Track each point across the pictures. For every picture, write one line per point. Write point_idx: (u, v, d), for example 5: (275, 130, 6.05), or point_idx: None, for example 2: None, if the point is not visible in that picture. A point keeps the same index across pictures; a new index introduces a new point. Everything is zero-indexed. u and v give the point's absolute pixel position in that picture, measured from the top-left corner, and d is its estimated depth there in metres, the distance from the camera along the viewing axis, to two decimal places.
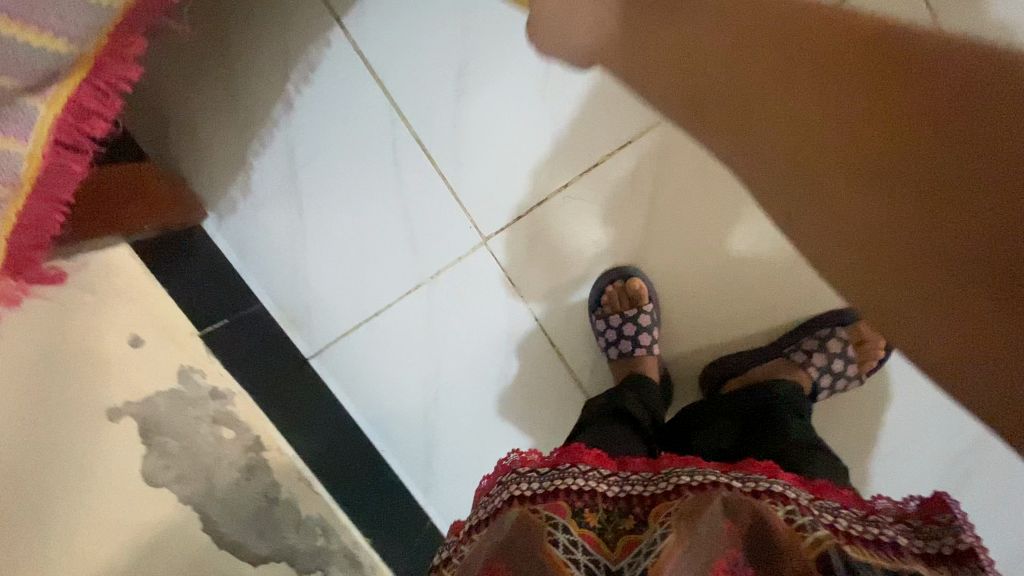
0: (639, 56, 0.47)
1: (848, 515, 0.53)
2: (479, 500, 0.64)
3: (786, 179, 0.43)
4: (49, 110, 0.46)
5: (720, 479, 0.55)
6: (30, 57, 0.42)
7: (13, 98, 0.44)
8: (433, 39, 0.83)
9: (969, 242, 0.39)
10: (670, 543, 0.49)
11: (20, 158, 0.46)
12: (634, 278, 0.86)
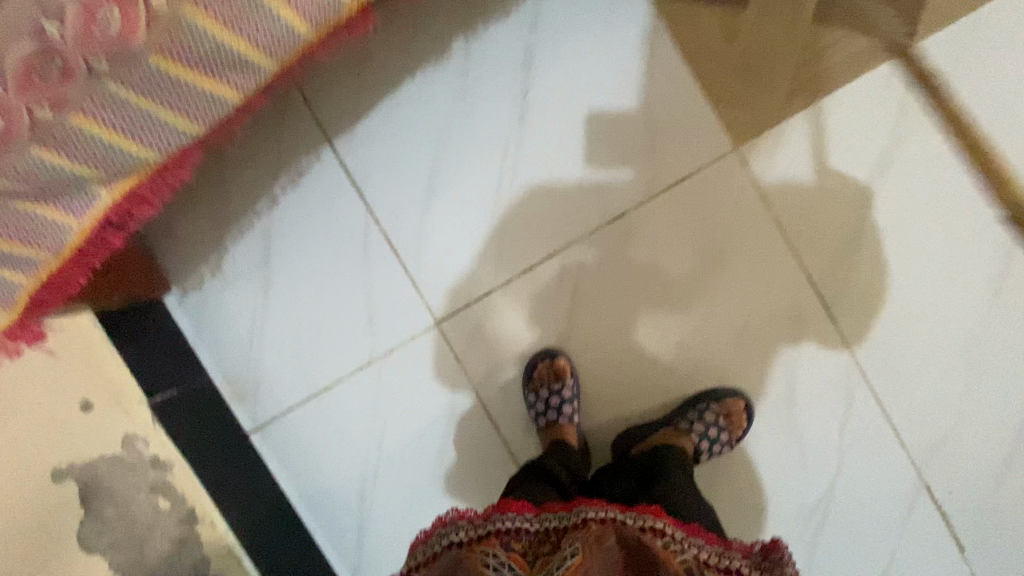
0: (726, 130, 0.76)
1: (709, 551, 0.66)
2: (417, 548, 0.70)
3: None
4: (108, 196, 0.56)
5: (619, 516, 0.66)
6: (120, 158, 0.52)
7: (86, 186, 0.53)
8: (405, 150, 0.94)
9: None
10: (576, 562, 0.58)
11: (71, 230, 0.55)
12: (558, 356, 0.93)
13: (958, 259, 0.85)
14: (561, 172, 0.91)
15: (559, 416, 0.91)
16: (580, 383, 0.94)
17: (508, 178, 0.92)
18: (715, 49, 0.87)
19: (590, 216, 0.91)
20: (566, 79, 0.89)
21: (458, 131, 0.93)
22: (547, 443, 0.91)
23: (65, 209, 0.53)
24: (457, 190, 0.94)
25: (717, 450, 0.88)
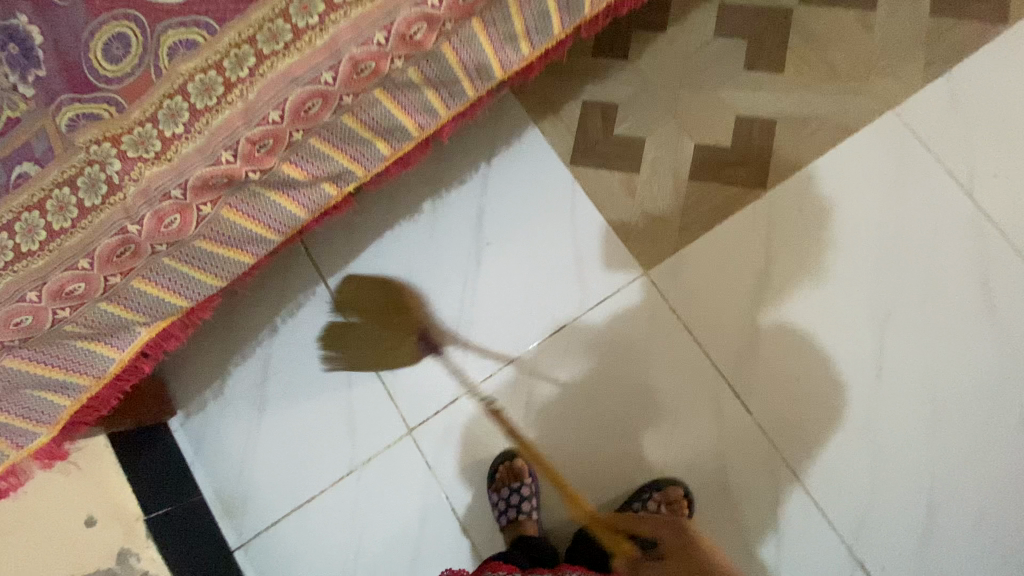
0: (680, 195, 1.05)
1: None
2: None
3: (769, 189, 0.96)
4: (147, 332, 0.72)
5: None
6: (160, 305, 0.70)
7: (131, 326, 0.70)
8: (383, 286, 1.15)
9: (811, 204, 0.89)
10: None
11: (114, 359, 0.71)
12: (514, 459, 1.04)
13: (847, 354, 0.99)
14: (512, 295, 1.10)
15: (519, 512, 1.00)
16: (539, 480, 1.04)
17: (466, 304, 1.11)
18: (619, 199, 1.09)
19: (536, 331, 1.08)
20: (512, 224, 1.12)
21: (424, 270, 1.14)
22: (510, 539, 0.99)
23: (112, 343, 0.70)
24: (428, 313, 1.12)
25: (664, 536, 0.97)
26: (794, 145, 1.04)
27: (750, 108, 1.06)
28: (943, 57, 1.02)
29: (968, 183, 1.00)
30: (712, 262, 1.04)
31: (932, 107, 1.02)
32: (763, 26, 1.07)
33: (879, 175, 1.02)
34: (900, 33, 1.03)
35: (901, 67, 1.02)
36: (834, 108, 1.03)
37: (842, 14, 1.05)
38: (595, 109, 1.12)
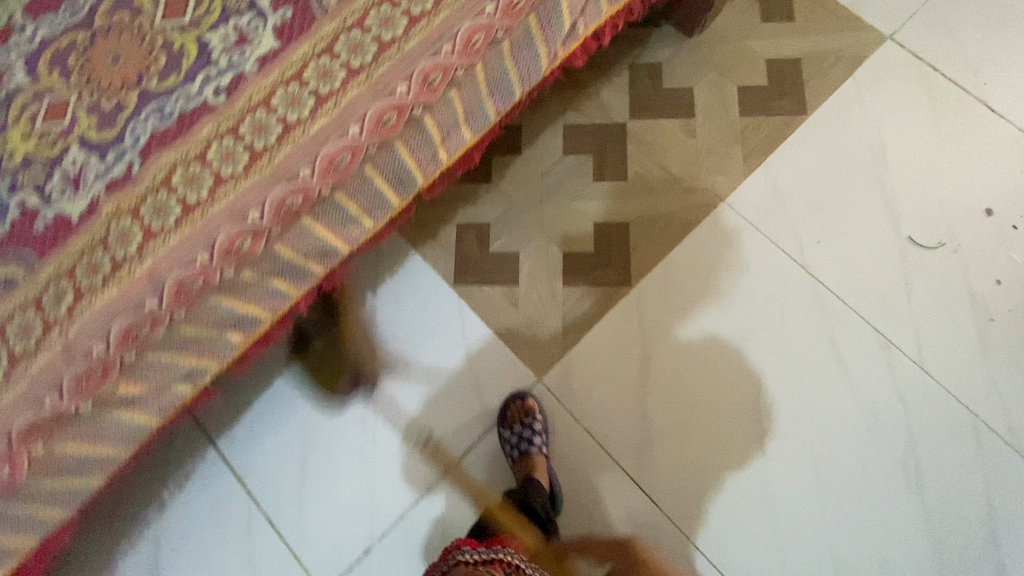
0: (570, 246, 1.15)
1: None
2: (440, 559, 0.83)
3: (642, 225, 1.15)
4: None
5: None
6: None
7: None
8: (279, 437, 1.11)
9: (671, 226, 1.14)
10: None
11: None
12: (527, 397, 1.06)
13: (738, 426, 1.05)
14: (413, 427, 1.09)
15: (530, 446, 1.01)
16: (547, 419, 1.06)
17: (367, 442, 1.09)
18: (504, 313, 1.14)
19: (442, 458, 1.07)
20: (403, 353, 1.13)
21: (320, 412, 1.12)
22: (519, 475, 1.01)
23: None
24: (330, 460, 1.09)
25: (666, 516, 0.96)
26: (651, 243, 1.14)
27: (606, 214, 1.16)
28: (760, 148, 1.16)
29: (803, 255, 1.11)
30: (601, 361, 1.09)
31: (759, 192, 1.14)
32: (604, 142, 1.20)
33: (728, 256, 1.12)
34: (720, 133, 1.18)
35: (726, 161, 1.17)
36: (677, 206, 1.15)
37: (669, 123, 1.20)
38: (469, 231, 1.18)
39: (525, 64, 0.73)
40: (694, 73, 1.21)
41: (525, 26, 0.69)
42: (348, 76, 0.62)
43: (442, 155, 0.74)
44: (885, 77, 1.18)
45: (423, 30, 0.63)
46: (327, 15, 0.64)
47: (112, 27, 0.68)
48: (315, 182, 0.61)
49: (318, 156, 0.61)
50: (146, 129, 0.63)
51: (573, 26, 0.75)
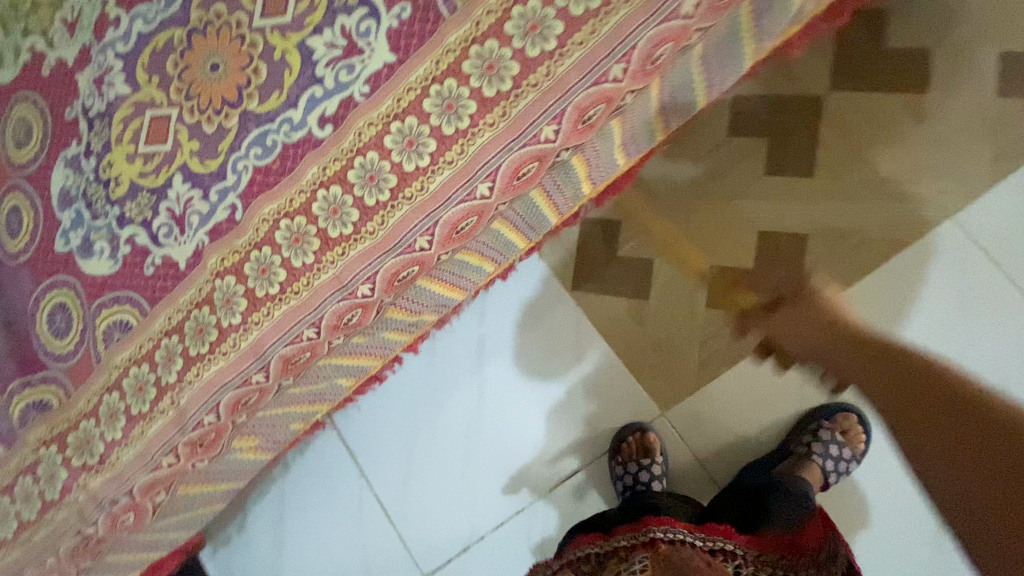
0: (725, 254, 0.94)
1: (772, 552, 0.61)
2: None
3: (825, 235, 0.89)
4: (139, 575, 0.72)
5: (685, 538, 0.64)
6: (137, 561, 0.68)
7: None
8: (387, 423, 1.10)
9: (866, 240, 0.88)
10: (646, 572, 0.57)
11: None
12: (647, 431, 0.94)
13: (904, 500, 0.85)
14: (516, 440, 1.03)
15: None
16: (666, 459, 0.94)
17: (472, 443, 1.05)
18: (628, 329, 0.99)
19: (545, 474, 1.01)
20: (513, 359, 1.03)
21: (427, 405, 1.08)
22: None
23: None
24: (432, 456, 1.08)
25: (844, 470, 0.85)
26: (831, 266, 0.89)
27: (773, 222, 0.92)
28: (1013, 148, 0.84)
29: None
30: (740, 397, 0.93)
31: (1002, 211, 0.84)
32: (786, 123, 0.92)
33: (934, 292, 0.85)
34: (956, 122, 0.87)
35: (964, 161, 0.86)
36: (875, 220, 0.88)
37: (884, 101, 0.89)
38: (596, 228, 1.01)
39: (718, 70, 0.52)
40: (931, 32, 0.89)
41: (732, 20, 0.48)
42: (479, 111, 0.47)
43: (584, 189, 0.60)
44: None
45: (586, 41, 0.45)
46: (455, 15, 0.47)
47: (209, 24, 0.58)
48: (433, 251, 0.52)
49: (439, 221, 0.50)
50: (247, 164, 0.54)
51: (800, 8, 0.51)
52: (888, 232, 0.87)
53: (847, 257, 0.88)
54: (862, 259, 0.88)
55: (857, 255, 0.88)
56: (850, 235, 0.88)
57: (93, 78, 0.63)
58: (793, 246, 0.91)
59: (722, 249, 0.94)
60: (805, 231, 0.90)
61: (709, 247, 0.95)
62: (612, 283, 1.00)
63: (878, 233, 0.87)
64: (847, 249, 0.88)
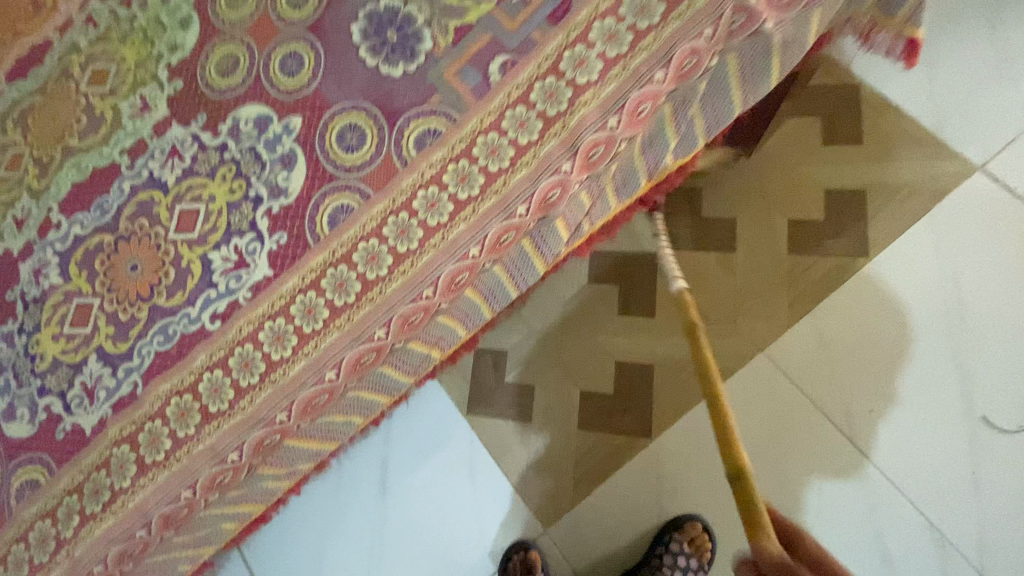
0: (591, 381, 1.10)
1: None
2: None
3: (668, 365, 1.08)
4: None
5: None
6: None
7: None
8: (294, 547, 1.13)
9: (699, 368, 1.06)
10: None
11: None
12: (530, 549, 1.02)
13: None
14: (416, 560, 1.08)
15: None
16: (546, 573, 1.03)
17: (372, 565, 1.09)
18: (514, 450, 1.10)
19: None
20: (413, 480, 1.11)
21: (333, 527, 1.12)
22: None
23: None
24: None
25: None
26: (674, 392, 1.06)
27: (628, 353, 1.10)
28: (808, 294, 1.04)
29: (848, 425, 0.98)
30: (610, 511, 1.04)
31: (803, 346, 1.02)
32: (632, 273, 1.13)
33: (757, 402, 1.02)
34: (763, 273, 1.07)
35: (769, 304, 1.05)
36: None
37: (707, 256, 1.10)
38: (487, 358, 1.16)
39: (518, 270, 0.70)
40: (738, 202, 1.11)
41: (518, 248, 0.67)
42: (331, 315, 0.63)
43: (434, 354, 0.73)
44: (973, 218, 1.01)
45: (408, 269, 0.63)
46: (318, 245, 0.65)
47: (134, 233, 0.73)
48: (291, 422, 0.67)
49: (296, 400, 0.65)
50: (150, 350, 0.67)
51: (575, 232, 0.71)
52: (715, 362, 1.06)
53: (684, 382, 1.06)
54: (696, 384, 1.06)
55: (692, 381, 1.06)
56: (687, 365, 1.07)
57: (32, 268, 0.76)
58: (643, 374, 1.08)
59: (588, 376, 1.11)
60: (651, 361, 1.09)
61: (578, 375, 1.11)
62: (501, 409, 1.13)
63: (708, 362, 1.06)
64: (684, 376, 1.07)
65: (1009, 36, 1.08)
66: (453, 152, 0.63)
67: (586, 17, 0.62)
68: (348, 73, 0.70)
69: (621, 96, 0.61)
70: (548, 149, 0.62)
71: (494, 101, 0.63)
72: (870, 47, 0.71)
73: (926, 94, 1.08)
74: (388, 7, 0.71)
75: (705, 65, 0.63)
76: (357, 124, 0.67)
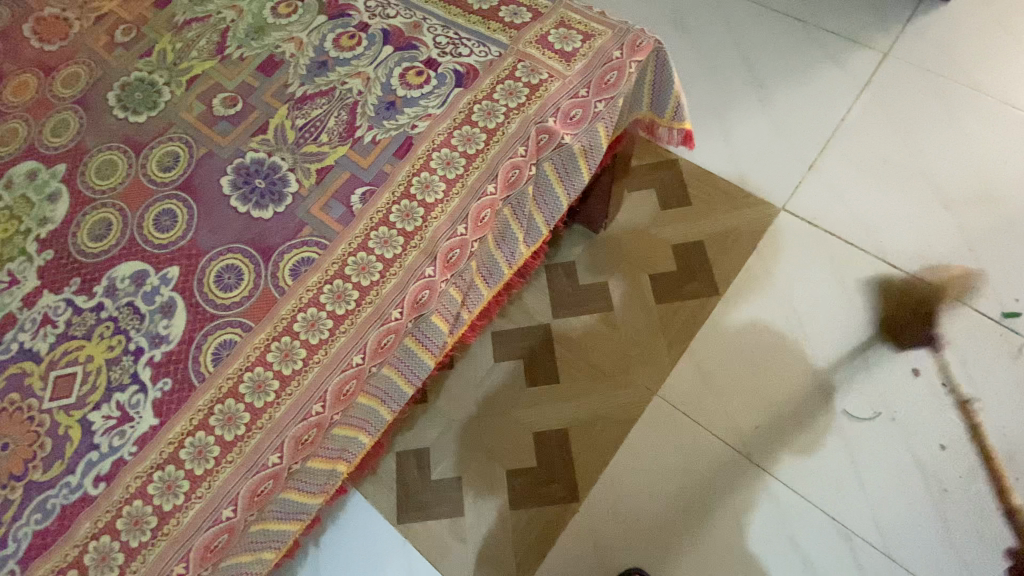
0: (514, 459, 1.13)
1: None
2: None
3: (579, 425, 1.14)
4: None
5: None
6: None
7: None
8: None
9: (607, 422, 1.14)
10: None
11: None
12: None
13: None
14: None
15: None
16: None
17: None
18: (451, 548, 1.08)
19: None
20: None
21: None
22: None
23: None
24: None
25: None
26: (590, 451, 1.12)
27: (542, 422, 1.15)
28: (680, 336, 1.19)
29: (741, 443, 1.09)
30: None
31: (687, 381, 1.15)
32: (531, 348, 1.22)
33: (661, 440, 1.11)
34: (640, 324, 1.21)
35: (652, 351, 1.18)
36: (608, 406, 1.15)
37: (591, 319, 1.23)
38: (410, 459, 1.15)
39: (409, 366, 0.76)
40: (606, 267, 1.27)
41: (403, 347, 0.73)
42: (222, 451, 0.65)
43: (341, 468, 0.75)
44: (788, 245, 1.23)
45: (295, 390, 0.66)
46: (204, 384, 0.67)
47: (4, 409, 0.70)
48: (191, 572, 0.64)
49: (192, 548, 0.63)
50: (27, 530, 0.63)
51: (453, 323, 0.79)
52: (619, 413, 1.14)
53: (596, 439, 1.13)
54: (608, 438, 1.12)
55: (603, 436, 1.13)
56: (596, 421, 1.14)
57: None
58: (559, 439, 1.14)
59: (510, 454, 1.13)
60: (564, 425, 1.14)
61: (501, 455, 1.13)
62: (432, 509, 1.11)
63: (613, 414, 1.14)
64: (595, 433, 1.13)
65: (775, 109, 1.38)
66: (327, 274, 0.70)
67: (426, 150, 0.76)
68: (221, 221, 0.77)
69: (464, 208, 0.73)
70: (410, 260, 0.70)
71: (358, 226, 0.72)
72: (657, 137, 0.91)
73: (730, 158, 1.34)
74: (254, 160, 0.80)
75: (528, 174, 0.77)
76: (234, 264, 0.73)
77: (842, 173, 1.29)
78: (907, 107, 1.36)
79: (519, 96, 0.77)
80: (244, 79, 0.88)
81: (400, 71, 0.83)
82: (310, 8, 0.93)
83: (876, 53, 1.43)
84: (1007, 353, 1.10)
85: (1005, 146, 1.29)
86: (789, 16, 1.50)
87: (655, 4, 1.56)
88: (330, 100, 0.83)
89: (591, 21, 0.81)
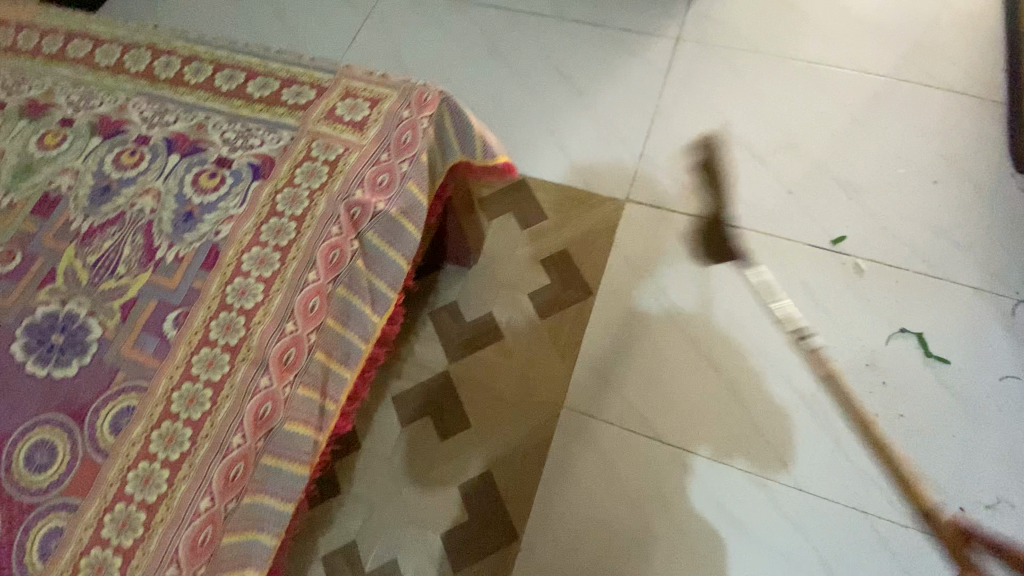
0: (445, 519, 1.09)
1: None
2: None
3: (499, 462, 1.13)
4: None
5: None
6: None
7: None
8: None
9: (524, 450, 1.13)
10: None
11: None
12: None
13: None
14: None
15: None
16: None
17: None
18: None
19: None
20: None
21: None
22: None
23: None
24: None
25: None
26: (516, 484, 1.11)
27: (462, 472, 1.13)
28: (569, 345, 1.21)
29: (650, 429, 1.13)
30: None
31: (586, 386, 1.18)
32: (433, 400, 1.19)
33: (578, 452, 1.12)
34: (531, 345, 1.22)
35: (548, 367, 1.20)
36: (523, 435, 1.15)
37: (484, 353, 1.23)
38: (339, 557, 1.07)
39: (278, 483, 0.72)
40: (485, 299, 1.28)
41: (261, 467, 0.69)
42: None
43: None
44: (641, 231, 1.31)
45: (141, 560, 0.59)
46: None
47: None
48: None
49: None
50: None
51: (315, 422, 0.75)
52: (533, 438, 1.14)
53: (518, 471, 1.12)
54: (528, 466, 1.12)
55: (524, 466, 1.12)
56: (513, 453, 1.13)
57: None
58: (483, 483, 1.11)
59: (438, 516, 1.10)
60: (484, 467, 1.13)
61: (430, 519, 1.10)
62: None
63: (527, 441, 1.14)
64: (515, 465, 1.12)
65: (599, 110, 1.47)
66: (152, 419, 0.64)
67: (234, 255, 0.72)
68: (19, 392, 0.67)
69: (287, 304, 0.70)
70: (241, 376, 0.66)
71: (177, 355, 0.67)
72: (480, 173, 0.96)
73: (571, 165, 1.41)
74: (47, 314, 0.72)
75: (351, 250, 0.75)
76: (44, 438, 0.64)
77: (671, 154, 1.40)
78: (707, 81, 1.50)
79: (320, 176, 0.76)
80: (20, 226, 0.79)
81: (190, 177, 0.78)
82: (80, 132, 0.85)
83: (669, 40, 1.57)
84: (843, 276, 1.23)
85: (793, 97, 1.46)
86: (588, 23, 1.62)
87: (467, 37, 1.62)
88: (120, 226, 0.76)
89: (374, 86, 0.83)
